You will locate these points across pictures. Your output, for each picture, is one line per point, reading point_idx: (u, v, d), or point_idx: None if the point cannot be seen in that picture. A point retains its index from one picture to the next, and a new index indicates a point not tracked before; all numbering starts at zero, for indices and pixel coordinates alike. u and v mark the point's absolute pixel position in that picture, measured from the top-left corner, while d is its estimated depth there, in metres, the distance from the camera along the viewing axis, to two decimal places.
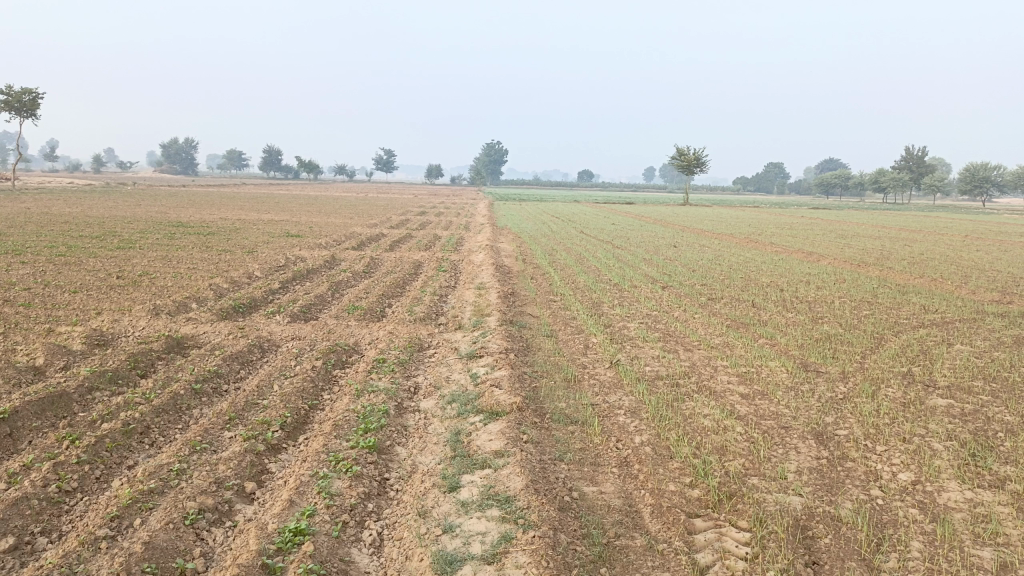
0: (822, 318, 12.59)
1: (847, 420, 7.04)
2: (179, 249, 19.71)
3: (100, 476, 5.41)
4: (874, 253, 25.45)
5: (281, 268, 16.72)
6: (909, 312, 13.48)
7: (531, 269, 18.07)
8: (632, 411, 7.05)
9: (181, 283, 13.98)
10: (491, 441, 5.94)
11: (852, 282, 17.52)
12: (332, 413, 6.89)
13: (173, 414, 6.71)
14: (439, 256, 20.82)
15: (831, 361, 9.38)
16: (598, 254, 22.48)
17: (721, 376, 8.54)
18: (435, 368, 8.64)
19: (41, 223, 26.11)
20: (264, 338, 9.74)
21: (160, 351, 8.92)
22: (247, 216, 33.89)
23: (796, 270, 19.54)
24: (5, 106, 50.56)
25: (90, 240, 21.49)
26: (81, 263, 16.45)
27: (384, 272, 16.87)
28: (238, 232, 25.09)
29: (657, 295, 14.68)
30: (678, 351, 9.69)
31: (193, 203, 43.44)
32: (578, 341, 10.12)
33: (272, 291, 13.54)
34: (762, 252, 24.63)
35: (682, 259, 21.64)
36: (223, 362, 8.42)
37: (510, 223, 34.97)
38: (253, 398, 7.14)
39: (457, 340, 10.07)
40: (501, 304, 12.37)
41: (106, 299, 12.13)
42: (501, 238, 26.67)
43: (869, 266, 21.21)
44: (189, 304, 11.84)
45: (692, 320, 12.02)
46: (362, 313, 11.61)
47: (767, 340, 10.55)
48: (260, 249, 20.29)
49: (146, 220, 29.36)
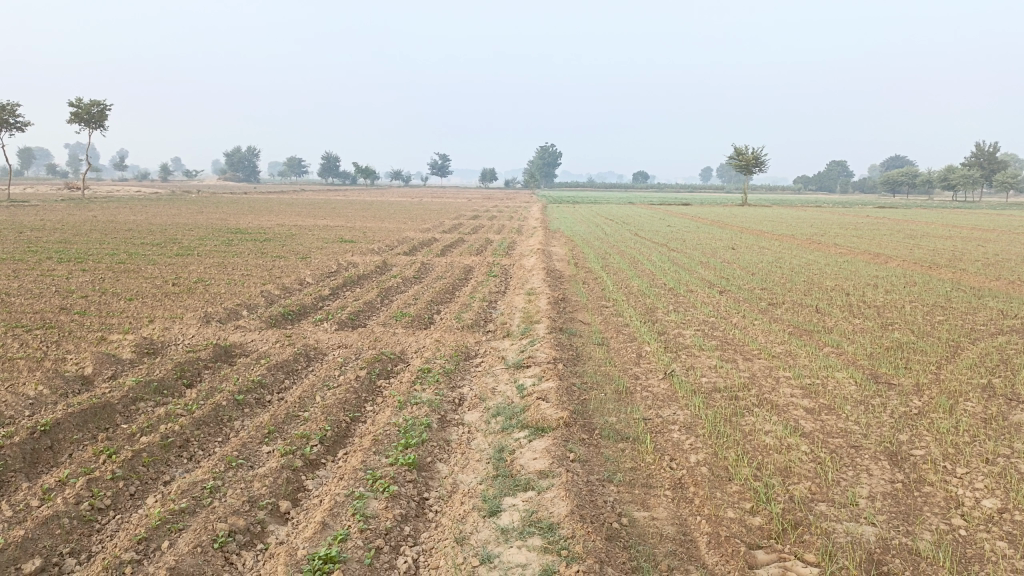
0: (891, 324, 11.88)
1: (923, 439, 6.49)
2: (235, 256, 19.96)
3: (135, 493, 5.30)
4: (946, 254, 24.25)
5: (332, 274, 16.73)
6: (987, 318, 12.64)
7: (584, 273, 17.70)
8: (687, 426, 6.63)
9: (233, 290, 14.06)
10: (535, 460, 5.62)
11: (922, 286, 16.61)
12: (374, 425, 6.67)
13: (213, 427, 6.59)
14: (490, 260, 20.61)
15: (902, 372, 8.77)
16: (653, 257, 21.96)
17: (783, 388, 8.04)
18: (482, 379, 8.37)
19: (106, 231, 26.88)
20: (310, 347, 9.62)
21: (206, 360, 8.88)
22: (302, 222, 34.34)
23: (862, 273, 18.68)
24: (76, 118, 52.49)
25: (150, 247, 21.98)
26: (139, 270, 16.76)
27: (434, 278, 16.73)
28: (293, 238, 25.34)
29: (714, 300, 14.14)
30: (737, 361, 9.20)
31: (252, 209, 44.35)
32: (631, 349, 9.71)
33: (322, 298, 13.50)
34: (826, 254, 23.67)
35: (741, 262, 20.93)
36: (268, 372, 8.31)
37: (563, 227, 34.60)
38: (295, 410, 6.98)
39: (504, 349, 9.78)
40: (550, 310, 12.04)
41: (159, 307, 12.24)
42: (553, 241, 26.31)
43: (941, 268, 20.14)
44: (239, 312, 11.86)
45: (751, 327, 11.48)
46: (410, 320, 11.42)
47: (833, 349, 9.95)
48: (313, 255, 20.42)
49: (205, 227, 29.96)
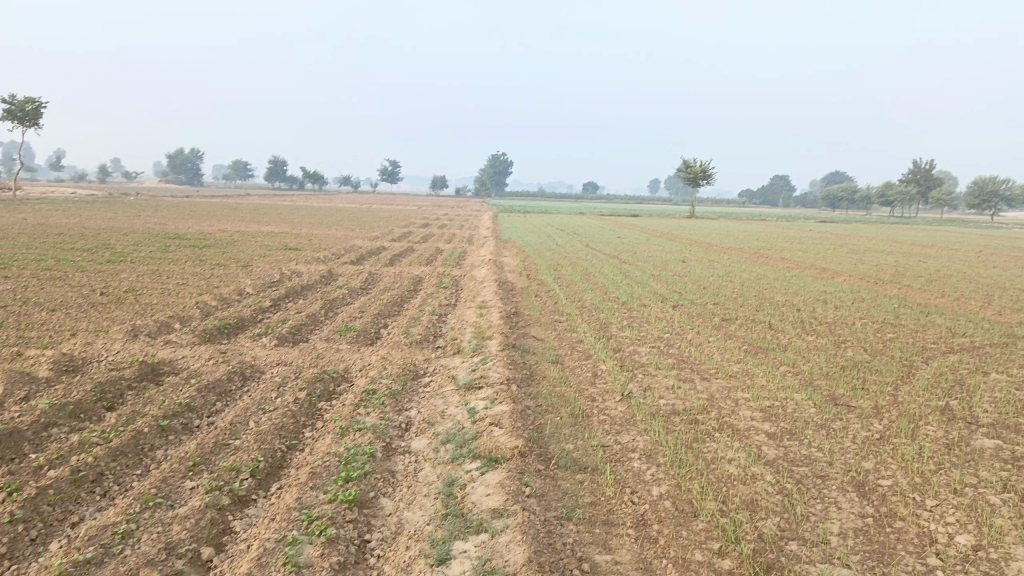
0: (845, 342, 11.80)
1: (890, 467, 6.27)
2: (171, 264, 19.05)
3: (36, 537, 4.69)
4: (890, 270, 24.64)
5: (275, 284, 16.02)
6: (936, 336, 12.67)
7: (536, 285, 17.36)
8: (647, 455, 6.28)
9: (167, 301, 13.29)
10: (488, 497, 5.19)
11: (871, 302, 16.74)
12: (312, 455, 6.15)
13: (133, 458, 5.99)
14: (440, 271, 20.11)
15: (860, 393, 8.61)
16: (605, 269, 21.75)
17: (742, 411, 7.78)
18: (430, 401, 7.90)
19: (34, 235, 25.50)
20: (247, 365, 9.01)
21: (131, 379, 8.21)
22: (246, 227, 33.26)
23: (811, 288, 18.77)
24: (7, 115, 50.19)
25: (81, 253, 20.85)
26: (66, 278, 15.77)
27: (382, 289, 16.15)
28: (235, 246, 24.39)
29: (668, 315, 13.93)
30: (695, 381, 8.92)
31: (193, 214, 42.85)
32: (586, 368, 9.35)
33: (262, 310, 12.82)
34: (774, 268, 23.84)
35: (692, 275, 20.88)
36: (198, 393, 7.69)
37: (513, 236, 34.28)
38: (224, 438, 6.41)
39: (455, 367, 9.33)
40: (502, 326, 11.62)
41: (84, 319, 11.43)
42: (505, 252, 25.95)
43: (887, 284, 20.39)
44: (171, 325, 11.14)
45: (707, 344, 11.25)
46: (355, 335, 10.85)
47: (790, 369, 9.76)
48: (255, 263, 19.63)
49: (142, 232, 28.72)
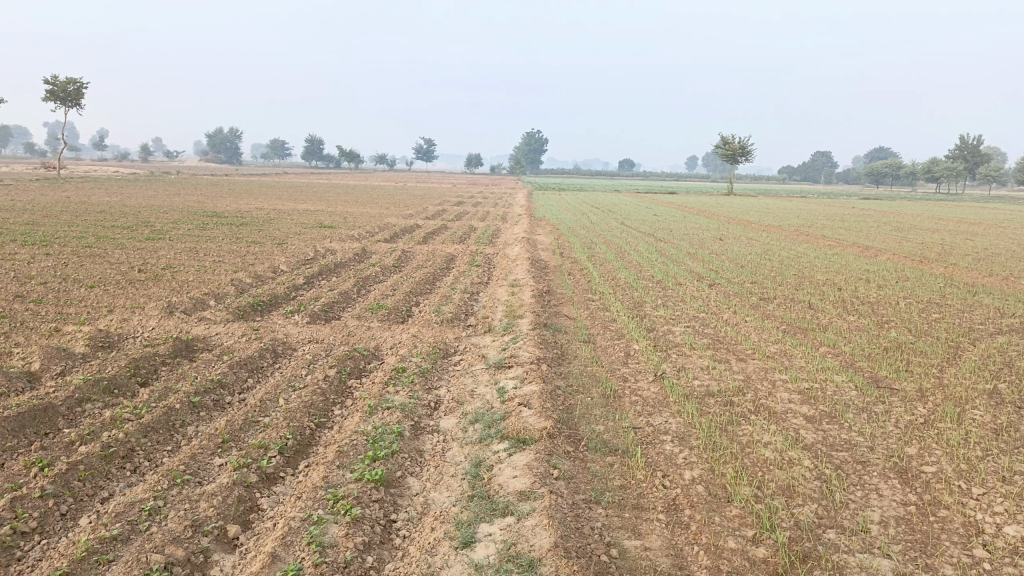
0: (888, 323, 11.45)
1: (934, 453, 6.04)
2: (208, 241, 19.24)
3: (67, 512, 4.72)
4: (935, 248, 23.93)
5: (308, 262, 16.09)
6: (984, 317, 12.23)
7: (569, 264, 17.20)
8: (680, 437, 6.13)
9: (202, 278, 13.42)
10: (515, 478, 5.10)
11: (915, 281, 16.25)
12: (339, 434, 6.12)
13: (163, 434, 6.02)
14: (473, 249, 20.03)
15: (904, 376, 8.33)
16: (640, 247, 21.48)
17: (780, 393, 7.57)
18: (460, 379, 7.82)
19: (77, 213, 26.01)
20: (278, 342, 9.03)
21: (165, 356, 8.27)
22: (283, 205, 33.54)
23: (852, 267, 18.29)
24: (51, 95, 51.20)
25: (121, 230, 21.20)
26: (106, 255, 16.03)
27: (414, 267, 16.13)
28: (270, 223, 24.59)
29: (704, 294, 13.67)
30: (730, 362, 8.70)
31: (231, 192, 43.36)
32: (618, 348, 9.19)
33: (295, 287, 12.87)
34: (814, 246, 23.30)
35: (729, 253, 20.50)
36: (229, 370, 7.71)
37: (547, 214, 34.06)
38: (254, 415, 6.41)
39: (485, 346, 9.24)
40: (534, 304, 11.50)
41: (122, 295, 11.58)
42: (538, 229, 25.76)
43: (932, 262, 19.79)
44: (205, 302, 11.23)
45: (743, 324, 11.00)
46: (386, 313, 10.83)
47: (830, 350, 9.48)
48: (290, 241, 19.75)
49: (181, 209, 29.12)
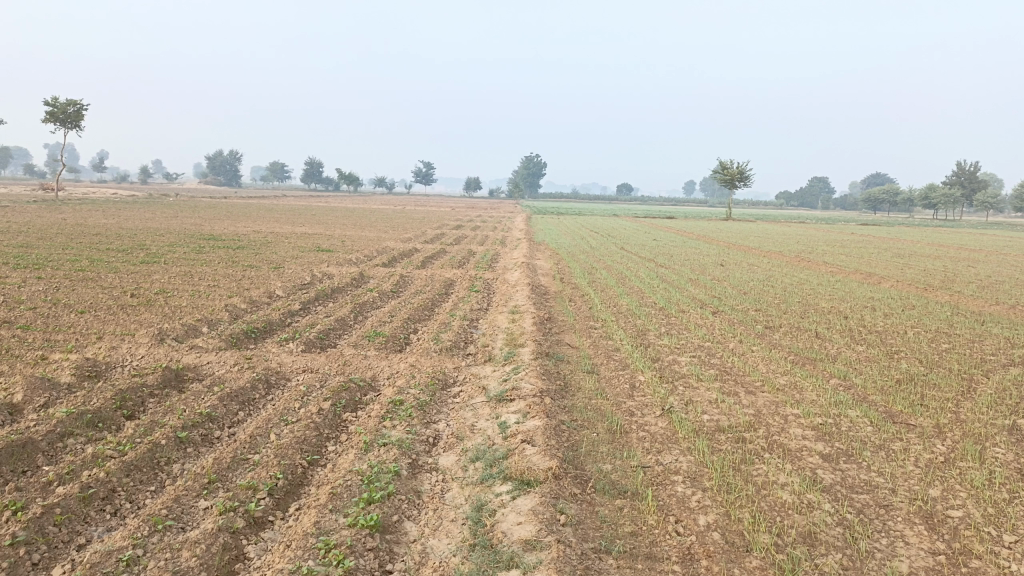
0: (898, 353, 11.18)
1: (959, 496, 5.73)
2: (203, 265, 18.97)
3: (38, 562, 4.40)
4: (938, 275, 23.75)
5: (304, 287, 15.80)
6: (995, 347, 11.94)
7: (570, 290, 16.94)
8: (692, 478, 5.82)
9: (196, 304, 13.12)
10: (519, 525, 4.79)
11: (922, 309, 16.01)
12: (333, 473, 5.81)
13: (147, 473, 5.72)
14: (472, 273, 19.77)
15: (919, 411, 8.03)
16: (641, 273, 21.25)
17: (792, 428, 7.27)
18: (459, 413, 7.51)
19: (72, 235, 25.74)
20: (271, 372, 8.73)
21: (153, 387, 7.97)
22: (280, 229, 33.34)
23: (856, 294, 18.03)
24: (51, 117, 51.19)
25: (115, 253, 20.93)
26: (98, 279, 15.75)
27: (413, 292, 15.86)
28: (267, 247, 24.33)
29: (708, 322, 13.40)
30: (739, 395, 8.40)
31: (228, 214, 43.16)
32: (623, 379, 8.89)
33: (291, 314, 12.58)
34: (817, 272, 23.11)
35: (731, 280, 20.29)
36: (219, 403, 7.41)
37: (547, 239, 33.82)
38: (243, 452, 6.10)
39: (486, 377, 8.94)
40: (536, 332, 11.21)
41: (112, 322, 11.28)
42: (537, 254, 25.50)
43: (937, 290, 19.54)
44: (198, 329, 10.93)
45: (750, 353, 10.71)
46: (383, 341, 10.52)
47: (841, 382, 9.18)
48: (286, 265, 19.50)
49: (177, 232, 28.90)
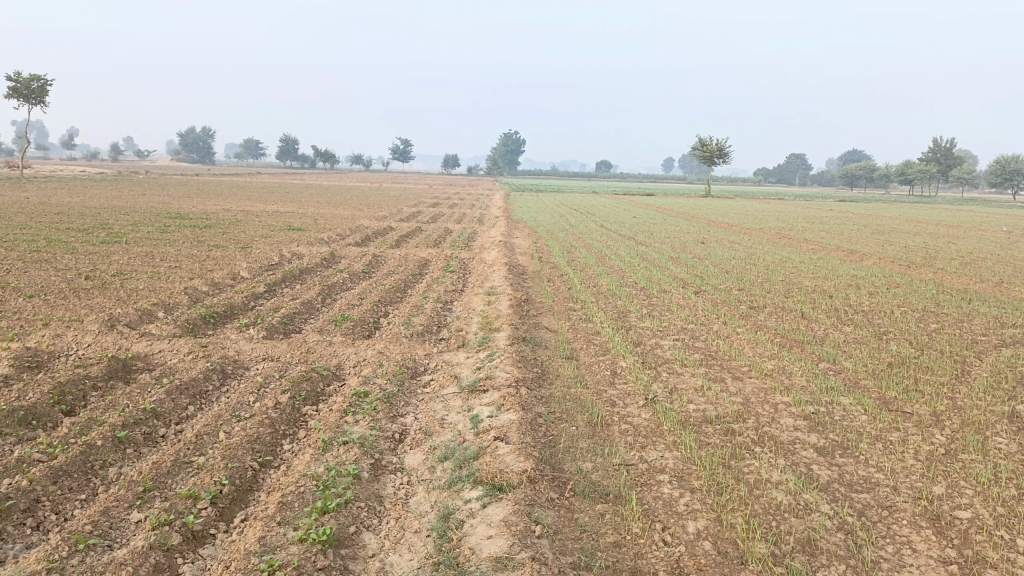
0: (887, 335, 10.80)
1: (966, 494, 5.32)
2: (167, 245, 18.18)
3: None
4: (920, 252, 23.52)
5: (272, 268, 15.14)
6: (984, 327, 11.61)
7: (548, 269, 16.44)
8: (679, 477, 5.36)
9: (154, 287, 12.44)
10: (490, 539, 4.29)
11: (907, 287, 15.68)
12: (286, 477, 5.27)
13: (78, 480, 5.14)
14: (448, 253, 19.18)
15: (915, 397, 7.64)
16: (621, 251, 20.79)
17: (784, 418, 6.83)
18: (429, 405, 6.99)
19: (31, 214, 24.74)
20: (228, 361, 8.14)
21: (98, 379, 7.36)
22: (252, 207, 32.42)
23: (840, 272, 17.69)
24: (14, 92, 49.46)
25: (75, 233, 20.06)
26: (53, 261, 14.96)
27: (385, 273, 15.26)
28: (237, 226, 23.54)
29: (690, 302, 12.95)
30: (726, 382, 7.94)
31: (199, 192, 42.07)
32: (604, 366, 8.40)
33: (255, 297, 11.94)
34: (799, 250, 22.76)
35: (713, 258, 19.87)
36: (167, 397, 6.83)
37: (525, 217, 33.25)
38: (186, 454, 5.54)
39: (458, 364, 8.41)
40: (512, 315, 10.69)
41: (61, 306, 10.58)
42: (516, 232, 24.94)
43: (919, 267, 19.27)
44: (153, 315, 10.28)
45: (736, 336, 10.28)
46: (351, 326, 9.95)
47: (832, 367, 8.77)
48: (255, 245, 18.76)
49: (143, 211, 27.90)
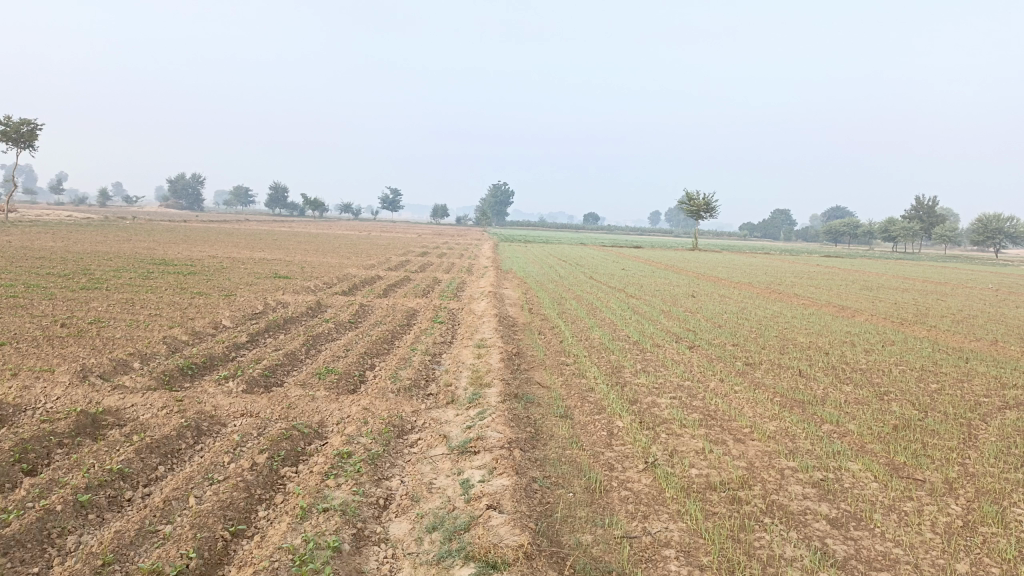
0: (888, 395, 10.51)
1: (992, 572, 4.97)
2: (148, 292, 17.75)
3: None
4: (911, 309, 23.43)
5: (255, 317, 14.74)
6: (985, 388, 11.33)
7: (539, 321, 16.14)
8: (686, 552, 4.97)
9: (131, 335, 12.01)
10: None
11: (902, 345, 15.45)
12: (259, 549, 4.84)
13: (31, 550, 4.68)
14: (437, 303, 18.86)
15: (925, 463, 7.31)
16: (612, 304, 20.54)
17: (792, 486, 6.47)
18: (416, 468, 6.59)
19: (11, 259, 24.27)
20: (205, 416, 7.71)
21: (63, 436, 6.91)
22: (238, 254, 32.07)
23: (833, 328, 17.48)
24: (3, 136, 49.33)
25: (55, 278, 19.61)
26: (29, 307, 14.50)
27: (372, 323, 14.90)
28: (222, 273, 23.15)
29: (685, 358, 12.64)
30: (728, 444, 7.58)
31: (185, 238, 41.71)
32: (599, 425, 8.03)
33: (236, 348, 11.53)
34: (790, 305, 22.62)
35: (705, 312, 19.66)
36: (136, 456, 6.39)
37: (514, 267, 33.10)
38: (152, 522, 5.11)
39: (447, 422, 8.01)
40: (503, 370, 10.33)
41: (32, 355, 10.13)
42: (505, 283, 24.67)
43: (912, 324, 19.09)
44: (129, 366, 9.84)
45: (734, 394, 9.96)
46: (335, 380, 9.55)
47: (835, 429, 8.43)
48: (239, 293, 18.37)
49: (127, 257, 27.48)
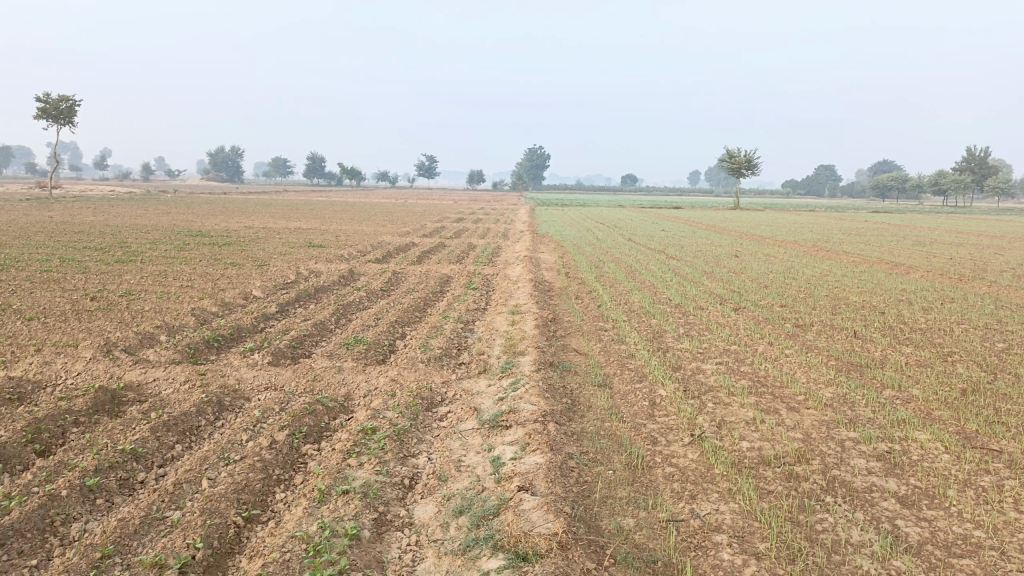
0: (952, 356, 9.78)
1: None
2: (181, 264, 17.61)
3: None
4: (968, 264, 22.31)
5: (286, 287, 14.47)
6: None
7: (576, 285, 15.62)
8: (740, 538, 4.48)
9: (160, 308, 11.79)
10: None
11: (963, 302, 14.56)
12: (272, 537, 4.48)
13: (31, 540, 4.39)
14: (471, 269, 18.43)
15: (1001, 431, 6.67)
16: (652, 266, 19.88)
17: (854, 459, 5.91)
18: (445, 444, 6.17)
19: (51, 234, 24.45)
20: (227, 391, 7.39)
21: (80, 414, 6.63)
22: (273, 224, 31.99)
23: (887, 286, 16.61)
24: (43, 114, 49.90)
25: (91, 252, 19.63)
26: (62, 281, 14.42)
27: (404, 291, 14.52)
28: (256, 243, 23.01)
29: (730, 320, 12.02)
30: (781, 413, 7.02)
31: (223, 210, 41.87)
32: (640, 395, 7.52)
33: (265, 318, 11.24)
34: (839, 263, 21.66)
35: (749, 272, 18.89)
36: (152, 435, 6.08)
37: (551, 231, 32.47)
38: (161, 508, 4.78)
39: (479, 394, 7.59)
40: (538, 337, 9.86)
41: (58, 330, 9.95)
42: (541, 247, 24.08)
43: (971, 280, 18.06)
44: (155, 339, 9.60)
45: (785, 358, 9.35)
46: (364, 350, 9.18)
47: (898, 395, 7.79)
48: (272, 263, 18.14)
49: (164, 229, 27.52)
